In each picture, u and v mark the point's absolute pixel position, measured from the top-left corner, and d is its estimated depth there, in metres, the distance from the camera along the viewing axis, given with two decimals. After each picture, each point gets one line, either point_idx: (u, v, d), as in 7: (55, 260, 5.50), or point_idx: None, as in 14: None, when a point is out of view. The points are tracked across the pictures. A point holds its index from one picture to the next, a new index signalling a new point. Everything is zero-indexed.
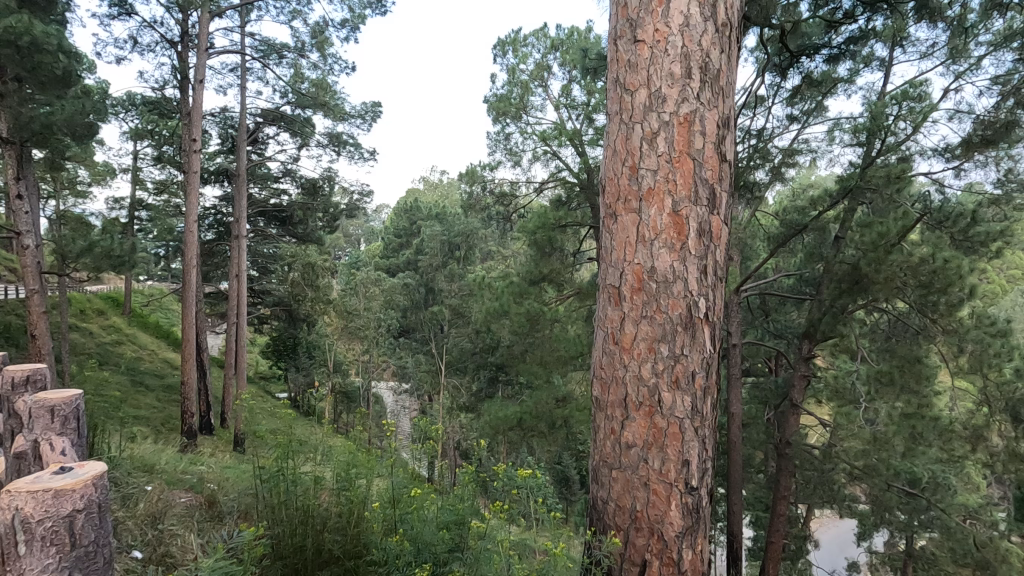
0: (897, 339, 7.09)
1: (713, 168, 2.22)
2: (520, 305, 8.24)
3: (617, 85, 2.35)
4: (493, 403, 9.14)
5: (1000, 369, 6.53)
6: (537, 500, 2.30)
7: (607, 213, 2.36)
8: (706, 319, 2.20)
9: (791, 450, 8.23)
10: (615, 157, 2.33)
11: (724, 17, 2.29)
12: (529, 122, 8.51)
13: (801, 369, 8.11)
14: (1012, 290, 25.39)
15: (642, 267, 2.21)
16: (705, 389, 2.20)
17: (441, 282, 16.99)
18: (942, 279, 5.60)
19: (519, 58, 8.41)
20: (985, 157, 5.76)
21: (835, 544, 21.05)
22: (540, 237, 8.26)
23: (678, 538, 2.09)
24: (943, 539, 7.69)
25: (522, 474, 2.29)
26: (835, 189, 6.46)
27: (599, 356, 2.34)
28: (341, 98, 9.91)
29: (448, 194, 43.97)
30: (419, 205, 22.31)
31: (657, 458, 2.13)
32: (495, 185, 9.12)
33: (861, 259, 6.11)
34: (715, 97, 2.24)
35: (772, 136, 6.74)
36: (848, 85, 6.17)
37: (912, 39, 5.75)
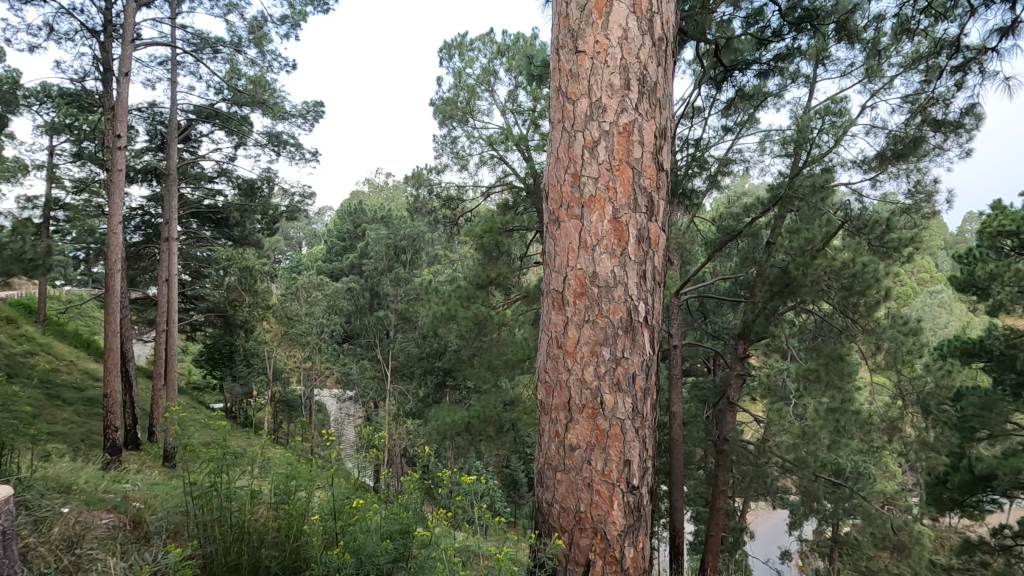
0: (822, 339, 7.55)
1: (651, 176, 2.29)
2: (467, 309, 8.25)
3: (559, 93, 2.40)
4: (441, 409, 9.05)
5: (912, 364, 7.08)
6: (482, 506, 2.29)
7: (551, 219, 2.39)
8: (646, 323, 2.27)
9: (728, 446, 8.60)
10: (558, 164, 2.37)
11: (661, 32, 2.37)
12: (476, 127, 8.51)
13: (737, 369, 8.44)
14: (922, 292, 27.60)
15: (584, 272, 2.25)
16: (646, 390, 2.26)
17: (387, 287, 16.02)
18: (862, 282, 6.04)
19: (465, 62, 8.42)
20: (898, 170, 6.26)
21: (769, 534, 22.14)
22: (487, 241, 8.33)
23: (621, 537, 2.14)
24: (865, 525, 8.22)
25: (467, 480, 2.29)
26: (767, 197, 6.80)
27: (544, 360, 2.36)
28: (281, 96, 9.60)
29: (394, 197, 43.27)
30: (364, 208, 21.81)
31: (600, 458, 2.17)
32: (442, 189, 9.08)
33: (790, 263, 6.46)
34: (653, 109, 2.32)
35: (709, 145, 7.04)
36: (777, 99, 6.54)
37: (833, 58, 6.17)
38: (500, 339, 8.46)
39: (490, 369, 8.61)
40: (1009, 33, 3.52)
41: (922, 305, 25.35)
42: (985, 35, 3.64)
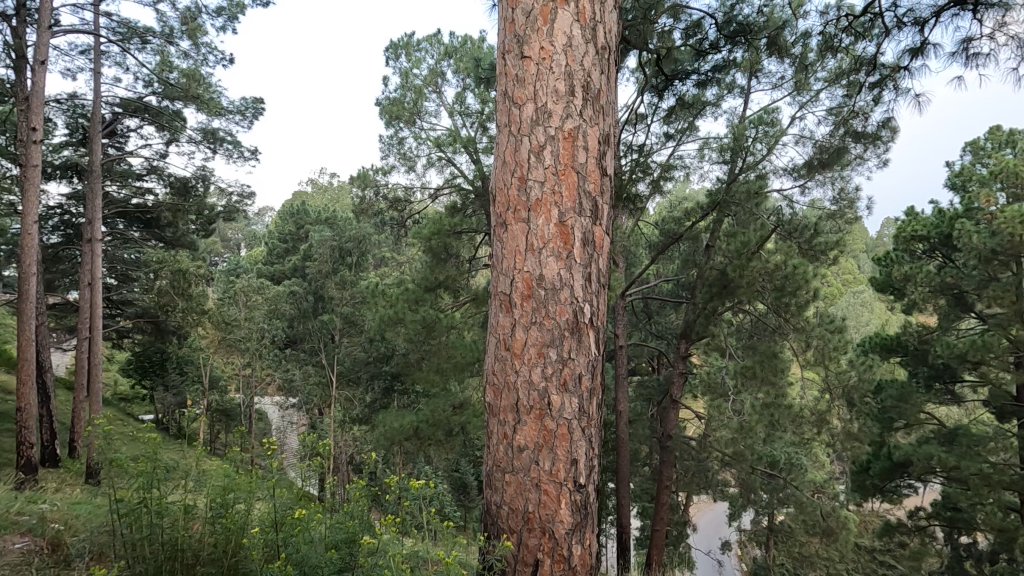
0: (758, 337, 7.94)
1: (595, 181, 2.34)
2: (415, 313, 8.16)
3: (505, 98, 2.41)
4: (389, 414, 8.88)
5: (838, 360, 7.54)
6: (430, 510, 2.27)
7: (498, 222, 2.41)
8: (592, 325, 2.31)
9: (672, 442, 8.86)
10: (504, 167, 2.39)
11: (603, 40, 2.43)
12: (424, 128, 8.43)
13: (680, 367, 8.68)
14: (847, 292, 29.41)
15: (531, 275, 2.27)
16: (592, 391, 2.30)
17: (331, 290, 15.46)
18: (792, 283, 6.40)
19: (412, 62, 8.34)
20: (825, 178, 6.68)
21: (711, 526, 23.02)
22: (435, 244, 8.26)
23: (568, 535, 2.17)
24: (797, 513, 8.64)
25: (415, 486, 2.25)
26: (706, 202, 7.04)
27: (492, 363, 2.37)
28: (218, 91, 9.18)
29: (339, 198, 42.15)
30: (307, 208, 21.12)
31: (547, 459, 2.19)
32: (389, 190, 8.91)
33: (728, 265, 6.75)
34: (596, 115, 2.37)
35: (651, 151, 7.27)
36: (715, 108, 6.84)
37: (765, 71, 6.50)
38: (449, 342, 8.40)
39: (439, 373, 8.53)
40: (919, 54, 3.83)
41: (847, 304, 27.04)
42: (898, 54, 3.94)
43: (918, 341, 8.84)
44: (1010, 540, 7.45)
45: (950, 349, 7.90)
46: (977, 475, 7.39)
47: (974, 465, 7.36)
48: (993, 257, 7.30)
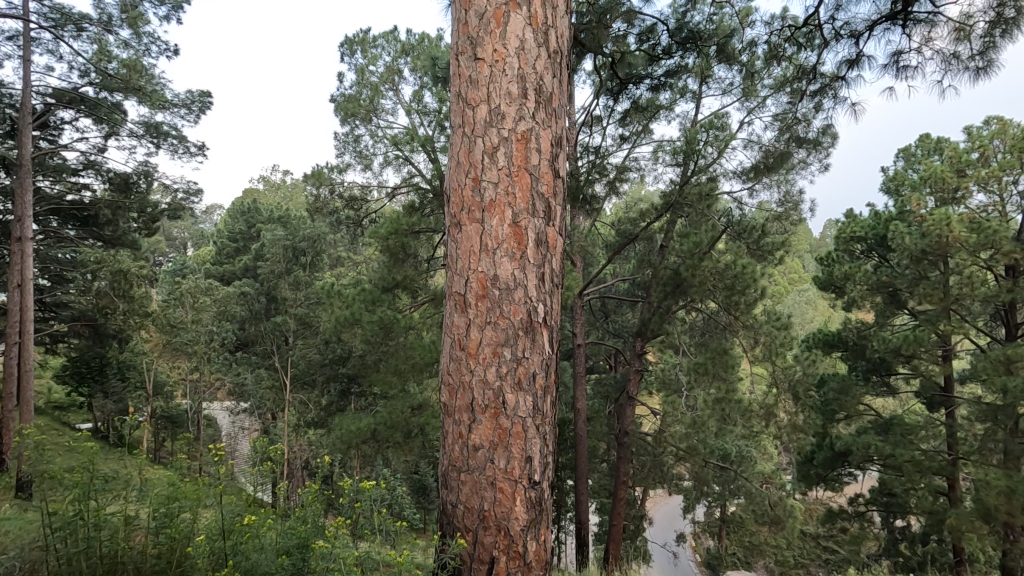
0: (709, 335, 8.17)
1: (548, 182, 2.37)
2: (372, 313, 8.01)
3: (459, 99, 2.42)
4: (345, 417, 8.65)
5: (783, 355, 7.90)
6: (382, 512, 2.25)
7: (452, 223, 2.41)
8: (545, 324, 2.34)
9: (629, 439, 9.02)
10: (458, 168, 2.39)
11: (556, 45, 2.47)
12: (381, 126, 8.50)
13: (636, 365, 8.80)
14: (793, 291, 30.66)
15: (485, 275, 2.28)
16: (545, 389, 2.33)
17: (285, 290, 14.94)
18: (741, 282, 6.71)
19: (368, 59, 8.24)
20: (771, 181, 6.94)
21: (666, 519, 23.62)
22: (392, 243, 8.12)
23: (523, 532, 2.19)
24: (748, 503, 8.97)
25: (366, 487, 2.22)
26: (660, 203, 7.18)
27: (447, 363, 2.37)
28: (160, 83, 8.76)
29: (291, 197, 40.92)
30: (258, 207, 20.47)
31: (502, 457, 2.20)
32: (345, 189, 8.64)
33: (681, 265, 7.02)
34: (549, 118, 2.40)
35: (608, 153, 7.42)
36: (668, 112, 7.04)
37: (715, 78, 6.74)
38: (407, 343, 8.28)
39: (397, 374, 8.42)
40: (855, 64, 4.04)
41: (791, 302, 28.29)
42: (836, 64, 4.15)
43: (857, 336, 9.44)
44: (938, 521, 8.02)
45: (886, 343, 8.37)
46: (910, 462, 8.14)
47: (907, 453, 8.11)
48: (923, 257, 7.84)
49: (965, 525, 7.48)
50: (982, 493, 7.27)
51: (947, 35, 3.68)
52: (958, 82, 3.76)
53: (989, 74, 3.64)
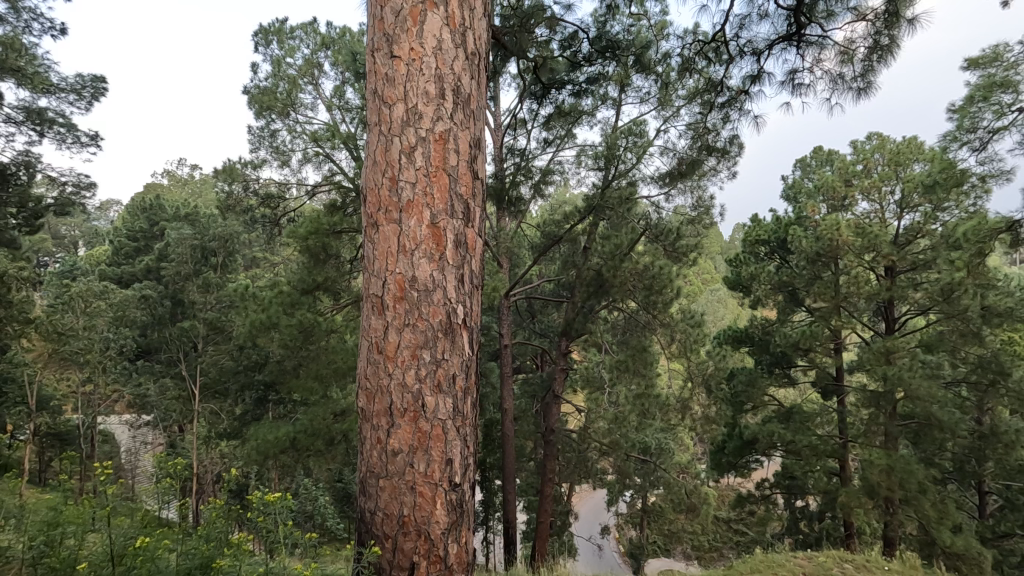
0: (630, 333, 8.50)
1: (466, 184, 2.36)
2: (290, 317, 7.63)
3: (375, 96, 2.37)
4: (261, 426, 8.16)
5: (698, 351, 8.37)
6: (291, 524, 2.15)
7: (369, 223, 2.35)
8: (465, 325, 2.32)
9: (555, 436, 9.19)
10: (375, 167, 2.34)
11: (473, 47, 2.46)
12: (298, 121, 8.19)
13: (561, 364, 9.02)
14: (705, 291, 32.62)
15: (403, 276, 2.25)
16: (466, 390, 2.31)
17: (192, 293, 13.78)
18: (659, 283, 7.22)
19: (285, 50, 7.90)
20: (685, 187, 7.28)
21: (591, 514, 24.31)
22: (312, 244, 7.72)
23: (443, 535, 2.17)
24: (667, 493, 9.40)
25: (271, 500, 2.13)
26: (584, 206, 7.36)
27: (364, 367, 2.31)
28: (44, 65, 7.92)
29: (200, 193, 38.35)
30: (163, 203, 18.93)
31: (422, 460, 2.17)
32: (261, 186, 8.24)
33: (603, 266, 7.39)
34: (467, 119, 2.39)
35: (533, 156, 7.51)
36: (590, 117, 7.28)
37: (634, 86, 7.02)
38: (329, 347, 8.01)
39: (318, 380, 8.13)
40: (757, 80, 4.36)
41: (705, 301, 30.09)
42: (741, 79, 4.45)
43: (762, 332, 10.22)
44: (833, 499, 8.81)
45: (787, 338, 9.16)
46: (808, 446, 8.94)
47: (805, 439, 8.90)
48: (817, 258, 8.60)
49: (854, 502, 8.25)
50: (868, 471, 8.07)
51: (834, 57, 4.04)
52: (844, 100, 4.15)
53: (869, 94, 4.05)
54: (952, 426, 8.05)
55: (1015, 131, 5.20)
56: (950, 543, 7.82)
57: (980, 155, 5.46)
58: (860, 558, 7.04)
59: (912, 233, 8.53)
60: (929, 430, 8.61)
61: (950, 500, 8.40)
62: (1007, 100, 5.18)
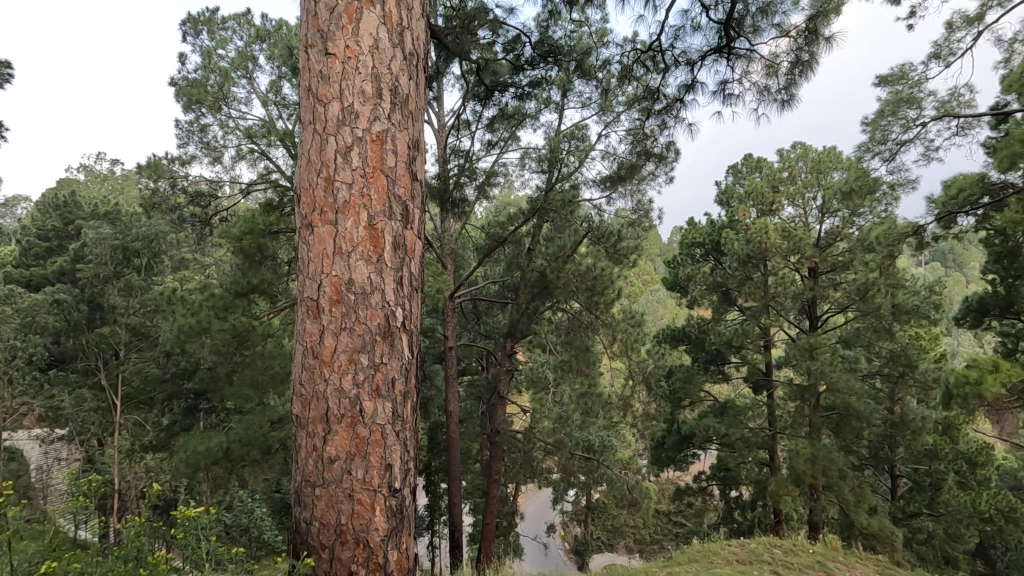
0: (574, 333, 8.47)
1: (405, 185, 2.33)
2: (222, 321, 7.27)
3: (310, 93, 2.30)
4: (191, 436, 7.70)
5: (638, 350, 8.65)
6: (215, 540, 2.06)
7: (303, 224, 2.28)
8: (405, 328, 2.29)
9: (500, 437, 9.22)
10: (310, 167, 2.28)
11: (412, 47, 2.43)
12: (231, 116, 7.79)
13: (506, 365, 9.03)
14: (646, 292, 33.66)
15: (339, 279, 2.19)
16: (405, 394, 2.28)
17: (113, 298, 12.93)
18: (601, 284, 7.42)
19: (216, 41, 7.52)
20: (627, 191, 7.40)
21: (537, 513, 24.57)
22: (246, 244, 7.36)
23: (383, 542, 2.13)
24: (610, 489, 9.60)
25: (190, 514, 2.05)
26: (528, 208, 7.42)
27: (299, 372, 2.24)
28: None
29: (122, 190, 35.87)
30: (78, 201, 17.57)
31: (360, 467, 2.13)
32: (190, 183, 7.83)
33: (547, 267, 7.59)
34: (405, 120, 2.37)
35: (477, 157, 7.50)
36: (534, 120, 7.35)
37: (576, 91, 7.16)
38: (265, 352, 7.72)
39: (254, 387, 7.79)
40: (691, 89, 4.56)
41: (645, 301, 31.12)
42: (676, 87, 4.64)
43: (698, 331, 10.67)
44: (763, 487, 9.30)
45: (721, 336, 9.61)
46: (740, 439, 9.41)
47: (737, 431, 9.36)
48: (748, 259, 9.04)
49: (783, 490, 8.73)
50: (796, 460, 8.55)
51: (760, 70, 4.27)
52: (770, 110, 4.39)
53: (791, 106, 4.31)
54: (867, 415, 8.69)
55: (918, 144, 5.69)
56: (867, 524, 8.47)
57: (890, 165, 5.96)
58: (788, 543, 7.46)
59: (833, 236, 9.20)
60: (848, 419, 9.27)
61: (865, 484, 9.12)
62: (912, 115, 5.67)
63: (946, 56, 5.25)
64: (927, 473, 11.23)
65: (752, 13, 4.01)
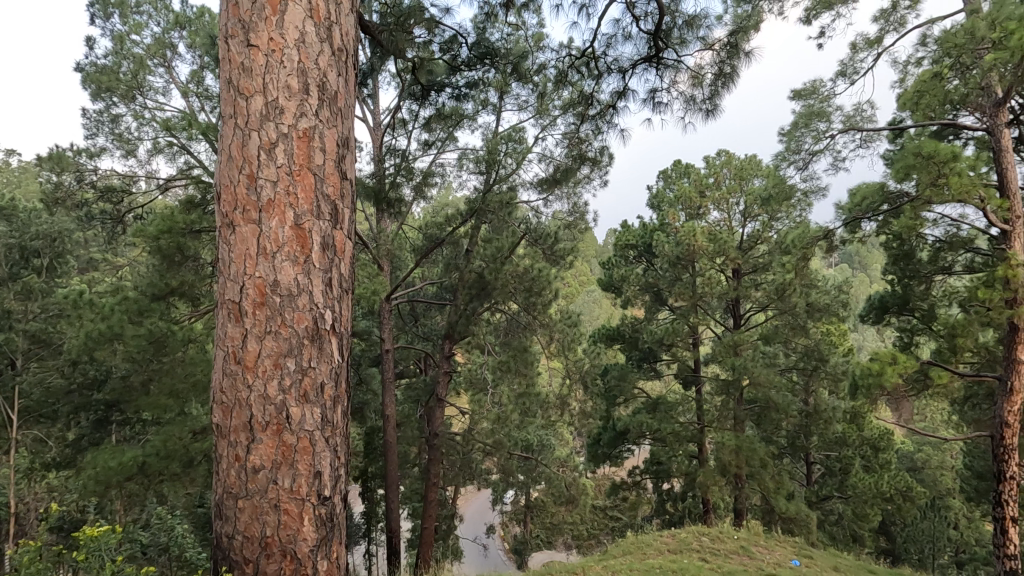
0: (512, 334, 8.51)
1: (334, 184, 2.27)
2: (137, 326, 6.79)
3: (230, 86, 2.19)
4: (101, 451, 7.12)
5: (575, 349, 8.82)
6: (123, 562, 1.93)
7: (224, 223, 2.17)
8: (334, 331, 2.22)
9: (439, 440, 9.11)
10: (230, 163, 2.17)
11: (340, 43, 2.37)
12: (148, 106, 7.32)
13: (444, 366, 8.92)
14: (582, 292, 34.48)
15: (263, 280, 2.10)
16: (335, 399, 2.22)
17: (10, 302, 11.98)
18: (539, 284, 7.58)
19: (130, 26, 7.05)
20: (562, 194, 7.55)
21: (477, 515, 24.56)
22: (165, 244, 6.88)
23: (312, 552, 2.05)
24: (549, 488, 9.69)
25: (95, 534, 1.94)
26: (466, 209, 7.40)
27: (220, 379, 2.12)
28: None
29: (19, 183, 32.70)
30: None
31: (287, 476, 2.04)
32: (100, 178, 7.27)
33: (485, 269, 7.57)
34: (334, 117, 2.30)
35: (414, 157, 7.40)
36: (471, 121, 7.36)
37: (513, 94, 7.22)
38: (186, 358, 7.27)
39: (174, 396, 7.29)
40: (622, 96, 4.70)
41: (581, 302, 31.81)
42: (609, 94, 4.77)
43: (631, 330, 11.03)
44: (693, 479, 9.69)
45: (653, 334, 9.97)
46: (671, 433, 9.81)
47: (668, 426, 9.75)
48: (677, 261, 9.42)
49: (710, 481, 9.16)
50: (723, 452, 8.99)
51: (686, 80, 4.47)
52: (696, 119, 4.60)
53: (715, 116, 4.54)
54: (786, 407, 9.26)
55: (828, 154, 6.16)
56: (785, 509, 9.05)
57: (804, 174, 6.39)
58: (715, 530, 7.83)
59: (754, 239, 9.80)
60: (768, 411, 9.86)
61: (784, 472, 9.73)
62: (822, 128, 6.14)
63: (850, 74, 5.71)
64: (837, 459, 12.13)
65: (679, 26, 4.20)
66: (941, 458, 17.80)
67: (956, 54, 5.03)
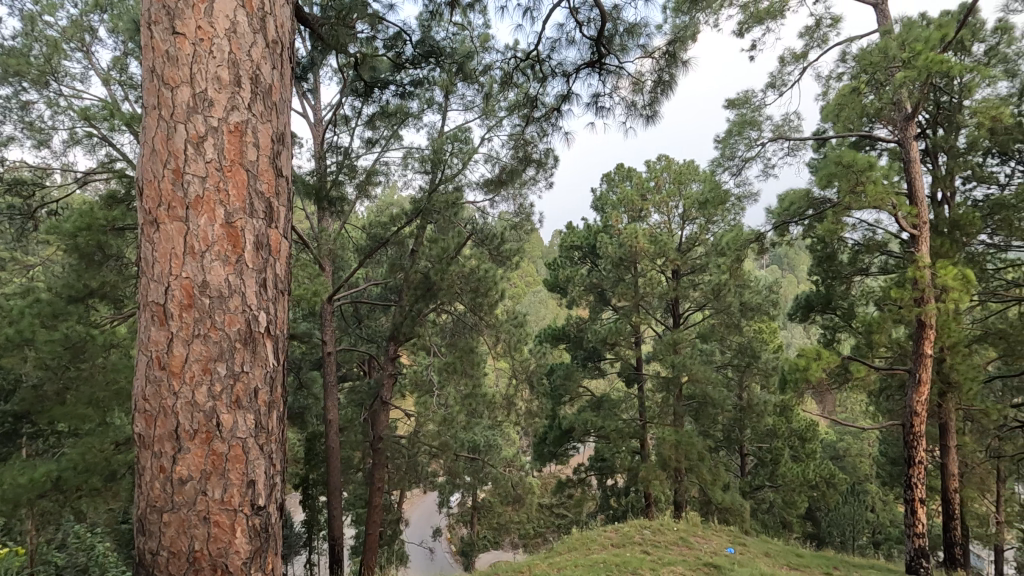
0: (458, 335, 8.46)
1: (268, 181, 2.19)
2: (50, 332, 6.27)
3: (153, 76, 2.07)
4: (9, 466, 6.55)
5: (521, 349, 8.88)
6: None
7: (147, 220, 2.04)
8: (269, 334, 2.14)
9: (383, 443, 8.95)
10: (154, 157, 2.04)
11: (275, 35, 2.28)
12: (64, 94, 6.80)
13: (388, 369, 8.75)
14: (528, 292, 34.81)
15: (191, 281, 1.99)
16: (270, 404, 2.13)
17: None
18: (484, 284, 7.63)
19: (42, 7, 6.52)
20: (508, 194, 7.44)
21: (423, 518, 24.30)
22: (84, 242, 6.43)
23: (245, 565, 1.96)
24: (495, 488, 9.71)
25: None
26: (410, 209, 7.28)
27: (142, 387, 2.00)
28: None
29: None
30: None
31: (217, 486, 1.95)
32: (7, 170, 6.69)
33: (431, 269, 7.51)
34: (268, 111, 2.21)
35: (357, 155, 7.22)
36: (416, 120, 7.26)
37: (459, 93, 7.17)
38: (107, 365, 6.79)
39: (94, 405, 6.78)
40: (566, 99, 4.77)
41: (527, 302, 32.09)
42: (554, 97, 4.83)
43: (576, 329, 11.23)
44: (634, 475, 9.93)
45: (597, 333, 10.18)
46: (614, 430, 10.06)
47: (611, 423, 9.99)
48: (620, 262, 9.67)
49: (651, 476, 9.44)
50: (664, 447, 9.29)
51: (628, 86, 4.57)
52: (637, 124, 4.72)
53: (655, 122, 4.68)
54: (722, 402, 9.68)
55: (759, 161, 6.48)
56: (721, 499, 9.47)
57: (737, 179, 6.71)
58: (656, 522, 8.09)
59: (692, 241, 10.12)
60: (705, 406, 10.28)
61: (721, 464, 10.16)
62: (754, 136, 6.46)
63: (779, 86, 6.04)
64: (768, 450, 12.81)
65: (620, 33, 4.29)
66: (860, 446, 19.10)
67: (871, 71, 5.41)
